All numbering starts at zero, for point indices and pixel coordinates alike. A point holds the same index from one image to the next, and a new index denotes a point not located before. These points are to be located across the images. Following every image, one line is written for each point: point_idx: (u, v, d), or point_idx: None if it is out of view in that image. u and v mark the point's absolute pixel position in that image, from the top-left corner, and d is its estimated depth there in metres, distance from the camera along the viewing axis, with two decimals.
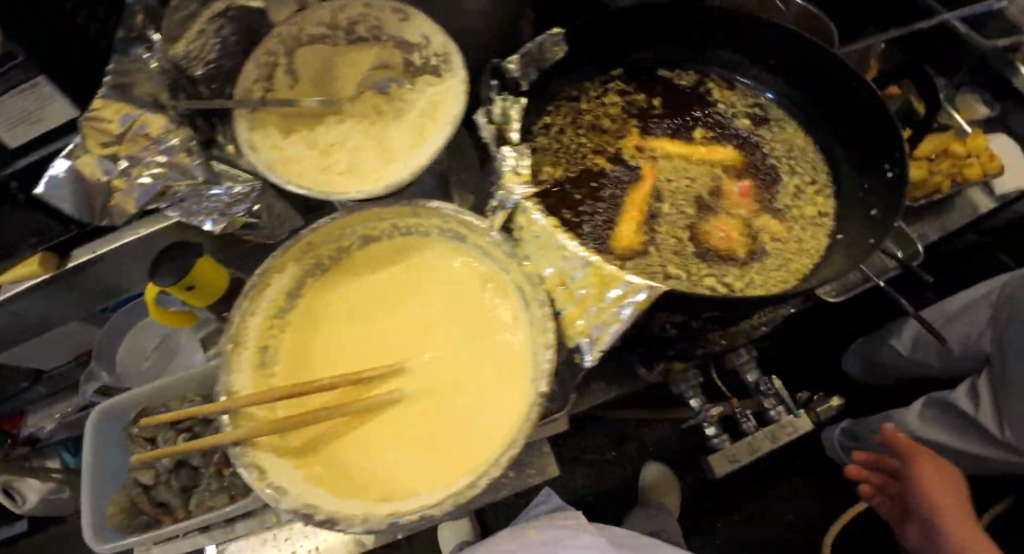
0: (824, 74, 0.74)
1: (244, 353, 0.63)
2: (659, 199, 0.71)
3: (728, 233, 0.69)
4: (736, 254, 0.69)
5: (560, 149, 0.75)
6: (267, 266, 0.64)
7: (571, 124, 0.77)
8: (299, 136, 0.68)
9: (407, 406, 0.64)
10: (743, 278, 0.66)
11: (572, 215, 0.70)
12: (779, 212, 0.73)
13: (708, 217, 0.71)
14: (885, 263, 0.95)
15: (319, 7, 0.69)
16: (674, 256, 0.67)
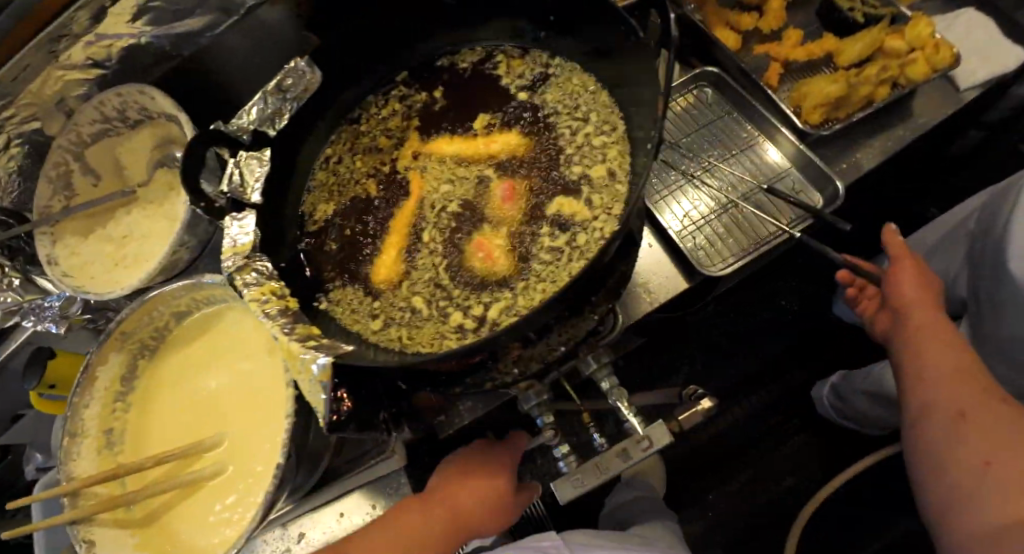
0: (591, 15, 0.59)
1: (84, 442, 0.70)
2: (422, 224, 0.63)
3: (490, 248, 0.58)
4: (498, 276, 0.57)
5: (335, 183, 0.71)
6: (88, 362, 0.70)
7: (352, 150, 0.73)
8: (96, 236, 0.74)
9: (222, 471, 0.69)
10: (497, 298, 0.56)
11: (336, 260, 0.66)
12: (563, 209, 0.58)
13: (470, 227, 0.60)
14: (790, 213, 0.82)
15: (86, 108, 0.72)
16: (427, 292, 0.59)
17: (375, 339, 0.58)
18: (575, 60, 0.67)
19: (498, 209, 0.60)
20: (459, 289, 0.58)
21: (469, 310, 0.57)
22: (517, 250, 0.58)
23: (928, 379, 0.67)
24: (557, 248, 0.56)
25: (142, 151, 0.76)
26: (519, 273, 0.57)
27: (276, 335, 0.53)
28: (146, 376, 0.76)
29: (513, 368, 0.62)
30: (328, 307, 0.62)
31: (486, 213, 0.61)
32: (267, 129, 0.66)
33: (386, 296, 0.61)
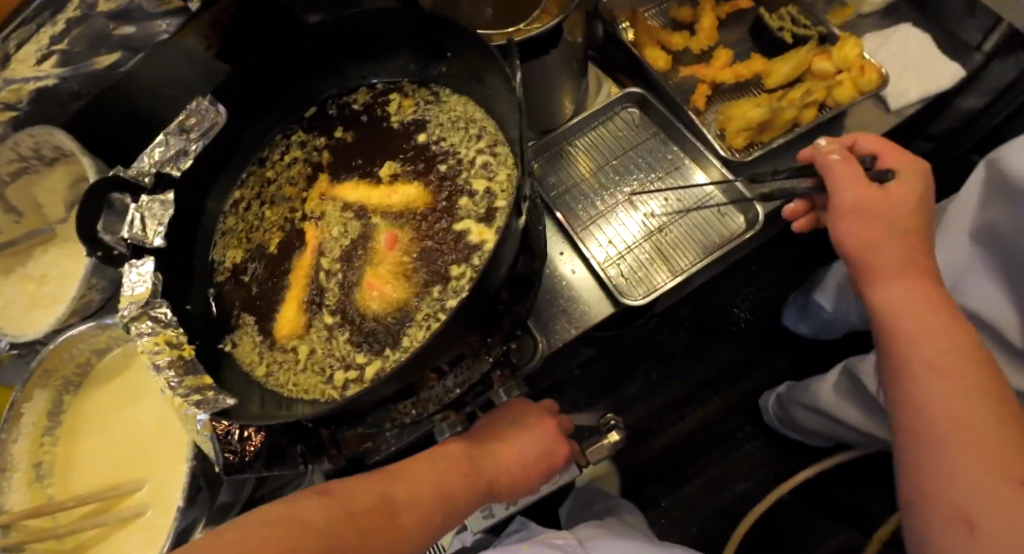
0: (488, 63, 0.62)
1: (14, 476, 0.73)
2: (325, 268, 0.65)
3: (383, 287, 0.61)
4: (389, 316, 0.60)
5: (245, 223, 0.72)
6: (12, 400, 0.72)
7: (261, 190, 0.74)
8: (16, 275, 0.76)
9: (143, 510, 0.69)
10: (389, 346, 0.58)
11: (242, 303, 0.66)
12: (455, 256, 0.61)
13: (364, 275, 0.63)
14: (716, 235, 0.82)
15: (2, 146, 0.73)
16: (327, 337, 0.61)
17: (273, 387, 0.60)
18: (477, 102, 0.69)
19: (391, 257, 0.63)
20: (356, 337, 0.60)
21: (360, 355, 0.59)
22: (406, 296, 0.60)
23: (919, 388, 0.45)
24: (449, 296, 0.58)
25: (62, 190, 0.76)
26: (410, 321, 0.59)
27: (164, 390, 0.52)
28: (75, 409, 0.78)
29: (411, 410, 0.63)
30: (231, 350, 0.63)
31: (385, 259, 0.63)
32: (168, 170, 0.65)
33: (288, 342, 0.62)
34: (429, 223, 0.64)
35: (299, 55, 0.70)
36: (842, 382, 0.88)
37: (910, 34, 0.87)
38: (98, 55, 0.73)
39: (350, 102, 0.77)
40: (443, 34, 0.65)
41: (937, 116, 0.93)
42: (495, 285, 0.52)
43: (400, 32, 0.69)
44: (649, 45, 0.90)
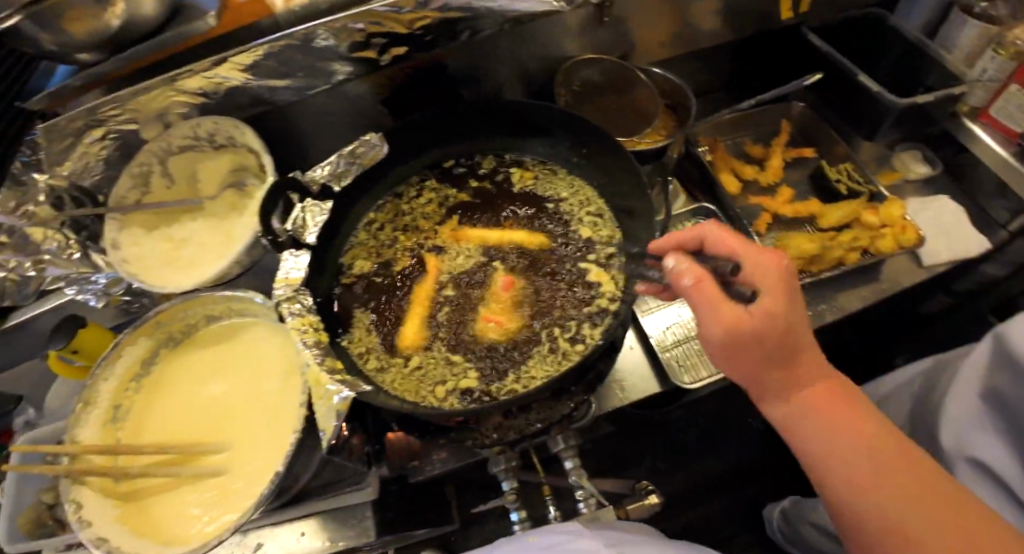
0: (624, 168, 0.77)
1: (94, 411, 0.77)
2: (444, 294, 0.76)
3: (500, 321, 0.72)
4: (494, 344, 0.71)
5: (376, 242, 0.84)
6: (118, 341, 0.79)
7: (392, 216, 0.87)
8: (159, 233, 0.84)
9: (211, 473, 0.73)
10: (494, 373, 0.68)
11: (360, 305, 0.77)
12: (562, 311, 0.72)
13: (480, 310, 0.74)
14: None
15: (182, 124, 0.85)
16: (438, 350, 0.71)
17: (385, 386, 0.68)
18: (595, 190, 0.82)
19: (504, 297, 0.74)
20: (464, 357, 0.70)
21: (465, 375, 0.68)
22: (511, 333, 0.71)
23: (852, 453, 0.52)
24: (559, 344, 0.69)
25: (221, 171, 0.88)
26: (516, 356, 0.69)
27: (309, 362, 0.64)
28: (163, 364, 0.84)
29: (493, 433, 0.71)
30: (347, 345, 0.72)
31: (499, 297, 0.75)
32: (334, 184, 0.81)
33: (400, 348, 0.72)
34: (541, 278, 0.76)
35: (454, 120, 0.86)
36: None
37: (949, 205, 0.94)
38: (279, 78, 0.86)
39: (481, 160, 0.90)
40: (587, 133, 0.81)
41: (963, 279, 1.01)
42: (607, 344, 0.62)
43: (548, 121, 0.84)
44: (724, 170, 1.04)
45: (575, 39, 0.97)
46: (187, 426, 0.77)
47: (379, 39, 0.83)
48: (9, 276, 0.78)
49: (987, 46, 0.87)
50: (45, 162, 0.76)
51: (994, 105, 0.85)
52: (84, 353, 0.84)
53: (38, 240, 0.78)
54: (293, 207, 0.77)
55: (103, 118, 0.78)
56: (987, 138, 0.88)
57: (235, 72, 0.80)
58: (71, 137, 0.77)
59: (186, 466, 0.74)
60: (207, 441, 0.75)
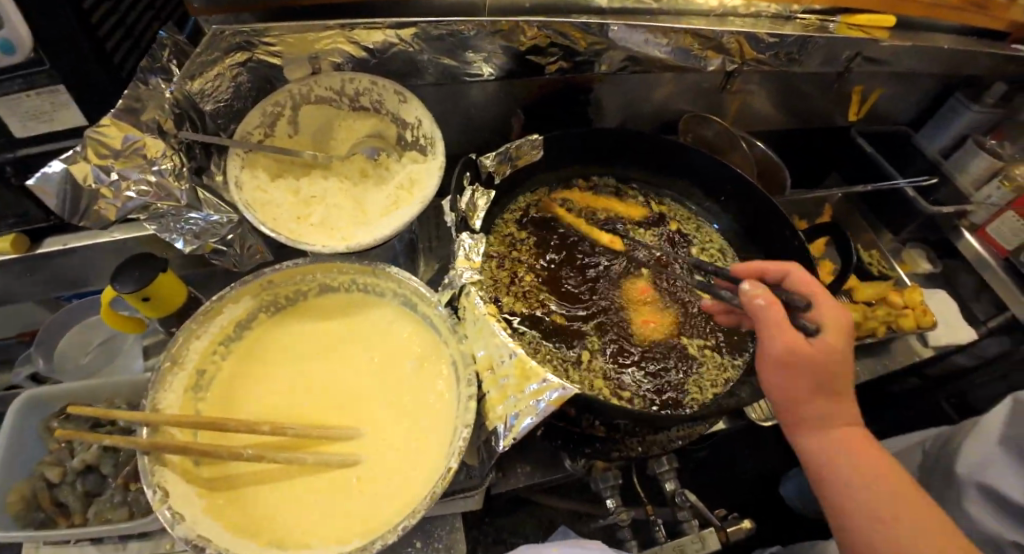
0: (765, 221, 0.86)
1: (179, 374, 0.64)
2: (589, 324, 0.78)
3: (654, 326, 0.80)
4: (652, 347, 0.78)
5: (496, 277, 0.79)
6: (223, 295, 0.67)
7: (504, 248, 0.83)
8: (283, 183, 0.75)
9: (332, 475, 0.62)
10: (662, 385, 0.74)
11: (519, 313, 0.77)
12: (707, 337, 0.81)
13: (634, 317, 0.80)
14: None
15: (332, 75, 0.77)
16: (603, 374, 0.73)
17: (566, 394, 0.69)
18: (723, 233, 0.91)
19: (659, 321, 0.80)
20: (631, 381, 0.74)
21: (633, 382, 0.73)
22: (664, 350, 0.78)
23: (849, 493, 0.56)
24: (714, 359, 0.78)
25: (360, 134, 0.82)
26: (675, 367, 0.77)
27: (512, 353, 0.61)
28: (259, 330, 0.72)
29: (639, 446, 0.75)
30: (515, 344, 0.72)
31: (652, 318, 0.81)
32: (496, 175, 0.79)
33: (567, 365, 0.73)
34: (676, 299, 0.84)
35: (609, 141, 0.89)
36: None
37: (940, 296, 1.11)
38: (443, 57, 0.82)
39: (609, 185, 0.93)
40: (730, 181, 0.88)
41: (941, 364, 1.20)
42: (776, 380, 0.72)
43: (690, 164, 0.90)
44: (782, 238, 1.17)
45: (694, 98, 1.06)
46: (300, 407, 0.67)
47: (556, 50, 0.85)
48: (102, 189, 0.62)
49: (992, 176, 1.05)
50: (182, 72, 0.64)
51: (991, 224, 1.04)
52: (153, 302, 0.70)
53: (149, 157, 0.65)
54: (464, 188, 0.74)
55: (259, 43, 0.69)
56: (983, 250, 1.07)
57: (412, 37, 0.76)
58: (218, 52, 0.66)
59: (307, 452, 0.63)
60: (329, 425, 0.66)
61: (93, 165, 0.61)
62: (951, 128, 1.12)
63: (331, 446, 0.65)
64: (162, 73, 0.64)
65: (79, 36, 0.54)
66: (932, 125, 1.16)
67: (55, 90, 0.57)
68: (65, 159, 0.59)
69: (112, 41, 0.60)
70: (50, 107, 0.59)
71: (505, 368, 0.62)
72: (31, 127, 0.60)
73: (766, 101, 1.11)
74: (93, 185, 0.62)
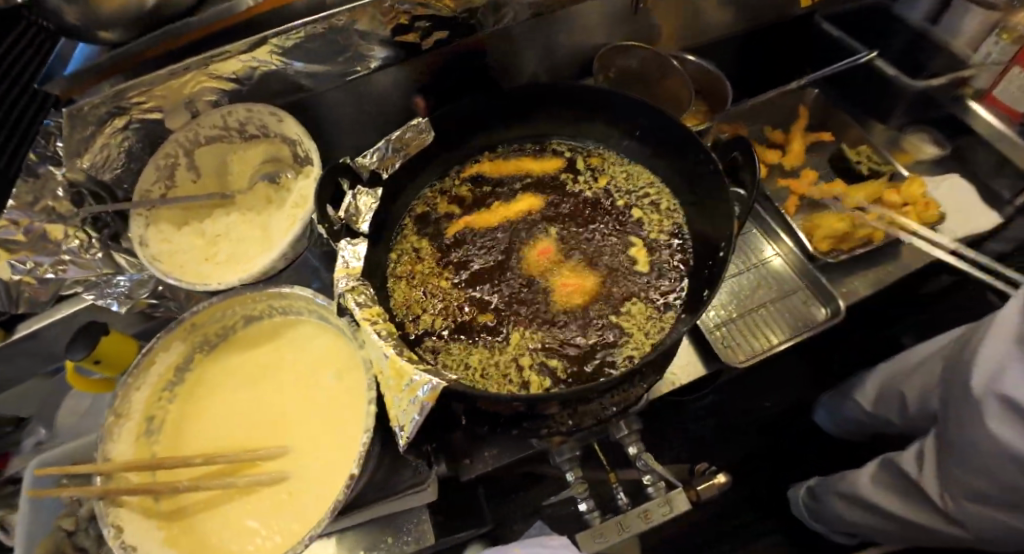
0: (681, 148, 0.77)
1: (126, 424, 0.71)
2: (502, 303, 0.74)
3: (576, 286, 0.75)
4: (572, 309, 0.73)
5: (408, 298, 0.75)
6: (151, 346, 0.73)
7: (410, 265, 0.79)
8: (189, 229, 0.79)
9: (268, 492, 0.67)
10: (583, 347, 0.69)
11: (430, 306, 0.74)
12: (634, 289, 0.74)
13: (551, 280, 0.76)
14: (812, 312, 0.95)
15: (212, 113, 0.79)
16: (524, 362, 0.68)
17: (475, 384, 0.66)
18: (647, 171, 0.84)
19: (580, 284, 0.75)
20: (550, 352, 0.69)
21: (551, 352, 0.69)
22: (585, 315, 0.72)
23: None
24: (641, 307, 0.72)
25: (255, 162, 0.84)
26: (598, 325, 0.71)
27: (386, 354, 0.61)
28: (199, 369, 0.78)
29: (569, 419, 0.71)
30: (421, 341, 0.71)
31: (569, 282, 0.75)
32: (381, 171, 0.78)
33: (479, 350, 0.70)
34: (598, 253, 0.78)
35: (505, 104, 0.84)
36: (879, 473, 0.95)
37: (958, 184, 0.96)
38: (313, 64, 0.81)
39: (523, 149, 0.88)
40: (639, 115, 0.81)
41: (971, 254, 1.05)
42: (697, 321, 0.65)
43: (595, 106, 0.84)
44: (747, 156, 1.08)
45: (610, 26, 0.96)
46: (238, 434, 0.72)
47: (423, 22, 0.79)
48: (24, 278, 0.69)
49: (990, 32, 0.92)
50: (65, 151, 0.68)
51: (999, 88, 0.90)
52: (105, 362, 0.77)
53: (58, 239, 0.71)
54: (344, 194, 0.74)
55: (132, 105, 0.71)
56: (990, 117, 0.93)
57: (272, 56, 0.75)
58: (94, 126, 0.69)
59: (242, 475, 0.68)
60: (261, 447, 0.70)
61: (8, 260, 0.68)
62: None
63: (266, 466, 0.69)
64: (51, 159, 0.69)
65: None
66: None
67: None
68: None
69: None
70: None
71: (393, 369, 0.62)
72: None
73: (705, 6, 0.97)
74: (13, 276, 0.68)
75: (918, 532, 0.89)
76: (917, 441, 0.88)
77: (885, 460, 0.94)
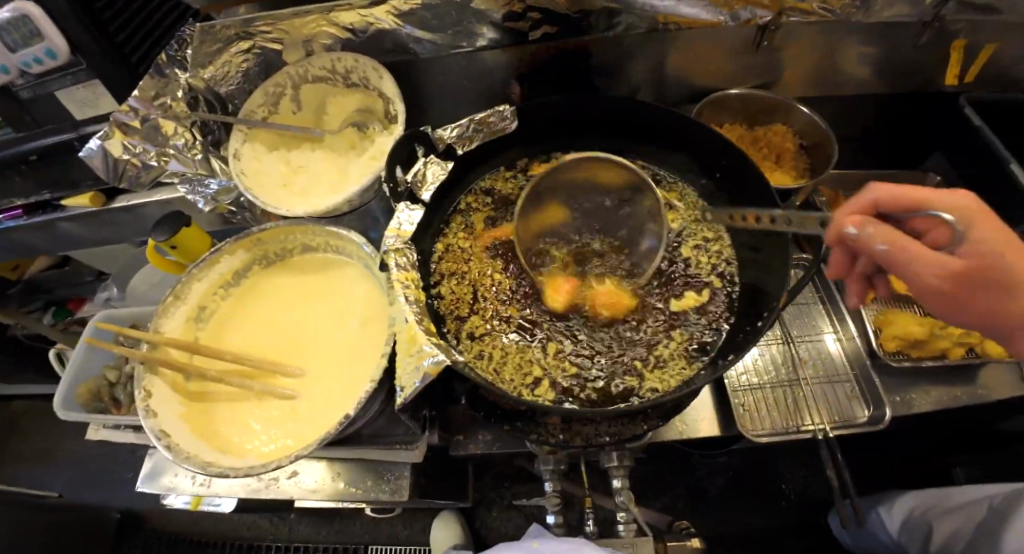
0: (761, 205, 0.74)
1: (180, 307, 0.79)
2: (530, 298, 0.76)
3: (610, 296, 0.74)
4: (599, 320, 0.73)
5: (452, 290, 0.77)
6: (220, 247, 0.81)
7: (454, 265, 0.80)
8: (279, 154, 0.87)
9: (279, 405, 0.74)
10: (595, 368, 0.70)
11: (463, 286, 0.78)
12: (666, 323, 0.73)
13: (587, 287, 0.75)
14: (856, 412, 0.88)
15: (323, 55, 0.85)
16: (535, 363, 0.71)
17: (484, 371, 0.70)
18: (715, 217, 0.82)
19: (615, 301, 0.74)
20: (560, 364, 0.71)
21: (563, 359, 0.71)
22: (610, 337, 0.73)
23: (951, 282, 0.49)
24: (665, 342, 0.72)
25: (350, 110, 0.89)
26: (615, 349, 0.72)
27: (408, 318, 0.64)
28: (253, 279, 0.86)
29: (560, 434, 0.71)
30: (442, 315, 0.75)
31: (602, 295, 0.75)
32: (457, 147, 0.81)
33: (499, 339, 0.73)
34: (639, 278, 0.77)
35: (595, 113, 0.84)
36: None
37: None
38: (424, 31, 0.84)
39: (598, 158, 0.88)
40: (727, 157, 0.78)
41: None
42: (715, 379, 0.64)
43: (684, 134, 0.81)
44: None
45: (727, 61, 0.92)
46: (268, 346, 0.80)
47: (536, 14, 0.80)
48: (133, 160, 0.78)
49: None
50: (193, 62, 0.77)
51: None
52: (182, 248, 0.86)
53: (167, 134, 0.80)
54: (417, 160, 0.77)
55: (256, 31, 0.78)
56: None
57: (387, 15, 0.79)
58: (220, 44, 0.77)
59: (259, 382, 0.75)
60: (284, 363, 0.77)
61: (122, 140, 0.76)
62: None
63: (284, 382, 0.76)
64: (179, 65, 0.77)
65: (88, 36, 0.67)
66: None
67: (93, 84, 0.73)
68: (101, 138, 0.75)
69: (122, 34, 0.72)
70: (93, 97, 0.75)
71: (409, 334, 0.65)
72: (86, 111, 0.77)
73: (835, 60, 0.90)
74: (124, 156, 0.77)
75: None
76: None
77: None
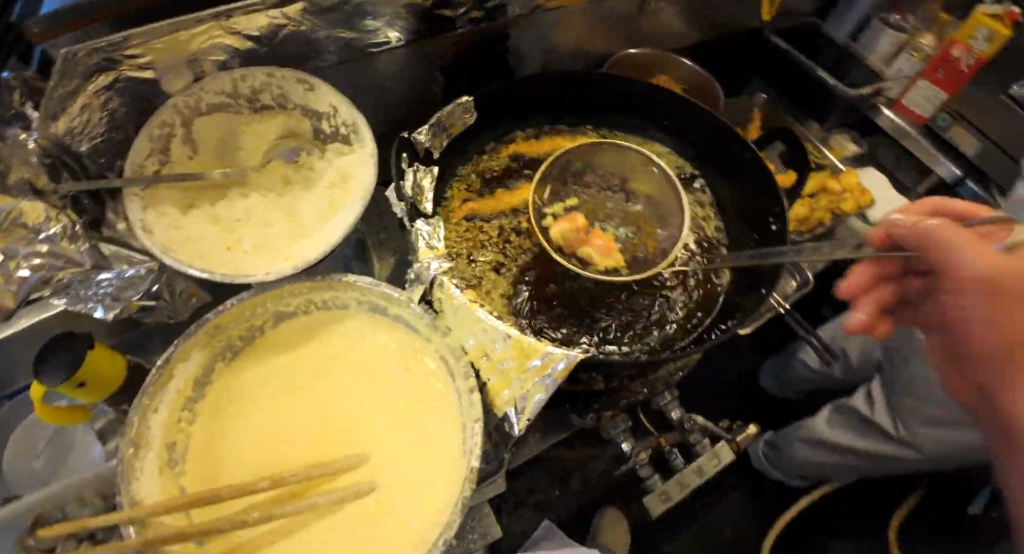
0: (718, 140, 0.87)
1: (148, 455, 0.57)
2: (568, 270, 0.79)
3: (605, 243, 0.77)
4: (606, 266, 0.76)
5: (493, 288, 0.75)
6: (170, 355, 0.59)
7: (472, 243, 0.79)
8: (199, 213, 0.67)
9: (354, 509, 0.59)
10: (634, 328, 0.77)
11: (501, 282, 0.76)
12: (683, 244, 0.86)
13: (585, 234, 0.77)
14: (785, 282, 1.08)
15: (219, 75, 0.66)
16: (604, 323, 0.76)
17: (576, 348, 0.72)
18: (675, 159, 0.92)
19: (609, 248, 0.77)
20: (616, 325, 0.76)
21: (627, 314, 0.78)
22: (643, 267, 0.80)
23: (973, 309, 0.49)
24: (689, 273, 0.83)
25: (271, 138, 0.72)
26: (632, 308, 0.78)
27: (506, 335, 0.62)
28: (220, 381, 0.65)
29: (644, 388, 0.77)
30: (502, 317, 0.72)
31: (597, 240, 0.77)
32: (435, 149, 0.74)
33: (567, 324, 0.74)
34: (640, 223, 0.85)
35: (552, 88, 0.86)
36: (834, 417, 1.13)
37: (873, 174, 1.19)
38: (342, 29, 0.71)
39: (554, 130, 0.90)
40: (673, 105, 0.88)
41: None
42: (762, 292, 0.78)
43: (633, 94, 0.88)
44: None
45: (615, 24, 1.01)
46: (296, 449, 0.62)
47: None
48: None
49: (897, 51, 1.14)
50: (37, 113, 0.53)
51: (907, 98, 1.14)
52: (89, 386, 0.59)
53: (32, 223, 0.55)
54: (405, 172, 0.70)
55: (123, 57, 0.55)
56: (901, 121, 1.17)
57: (300, 14, 0.64)
58: (76, 80, 0.54)
59: (314, 495, 0.59)
60: (333, 458, 0.62)
61: None
62: (855, 12, 1.16)
63: (347, 478, 0.61)
64: (18, 120, 0.54)
65: None
66: (838, 13, 1.20)
67: None
68: None
69: None
70: None
71: (501, 351, 0.62)
72: None
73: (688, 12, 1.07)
74: None
75: (881, 462, 1.05)
76: (864, 387, 1.07)
77: (837, 406, 1.12)
